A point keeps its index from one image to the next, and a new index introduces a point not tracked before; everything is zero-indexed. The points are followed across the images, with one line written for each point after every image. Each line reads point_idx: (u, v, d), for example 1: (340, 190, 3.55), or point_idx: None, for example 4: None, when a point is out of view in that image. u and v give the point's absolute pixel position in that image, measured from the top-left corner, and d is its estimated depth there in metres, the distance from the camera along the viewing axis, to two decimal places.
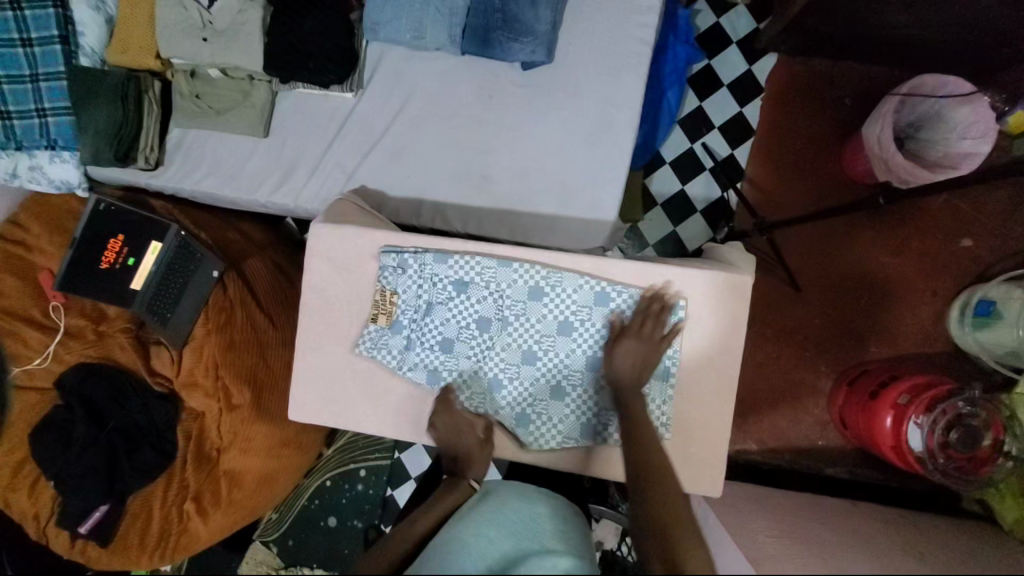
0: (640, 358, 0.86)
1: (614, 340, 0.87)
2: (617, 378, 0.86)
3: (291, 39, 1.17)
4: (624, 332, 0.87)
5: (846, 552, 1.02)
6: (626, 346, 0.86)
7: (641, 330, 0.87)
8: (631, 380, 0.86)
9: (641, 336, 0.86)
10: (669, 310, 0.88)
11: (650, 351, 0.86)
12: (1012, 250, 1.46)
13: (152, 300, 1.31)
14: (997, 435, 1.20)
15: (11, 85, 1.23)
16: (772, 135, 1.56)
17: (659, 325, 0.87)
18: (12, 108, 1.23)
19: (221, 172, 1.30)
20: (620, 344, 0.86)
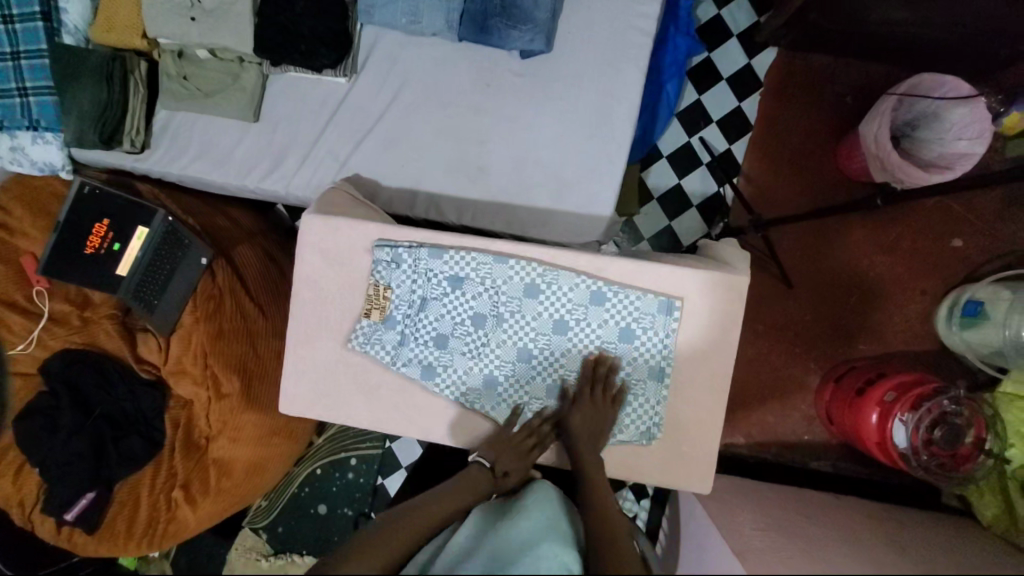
0: (595, 421, 0.87)
1: (567, 406, 0.88)
2: (574, 443, 0.87)
3: (283, 20, 1.13)
4: (573, 403, 0.88)
5: (829, 547, 1.04)
6: (580, 413, 0.87)
7: (593, 398, 0.88)
8: (589, 443, 0.87)
9: (594, 401, 0.87)
10: (616, 372, 0.89)
11: (604, 413, 0.87)
12: (1000, 251, 1.48)
13: (137, 288, 1.30)
14: (979, 433, 1.23)
15: None
16: (769, 131, 1.55)
17: (608, 390, 0.88)
18: None
19: (210, 158, 1.27)
20: (572, 413, 0.87)
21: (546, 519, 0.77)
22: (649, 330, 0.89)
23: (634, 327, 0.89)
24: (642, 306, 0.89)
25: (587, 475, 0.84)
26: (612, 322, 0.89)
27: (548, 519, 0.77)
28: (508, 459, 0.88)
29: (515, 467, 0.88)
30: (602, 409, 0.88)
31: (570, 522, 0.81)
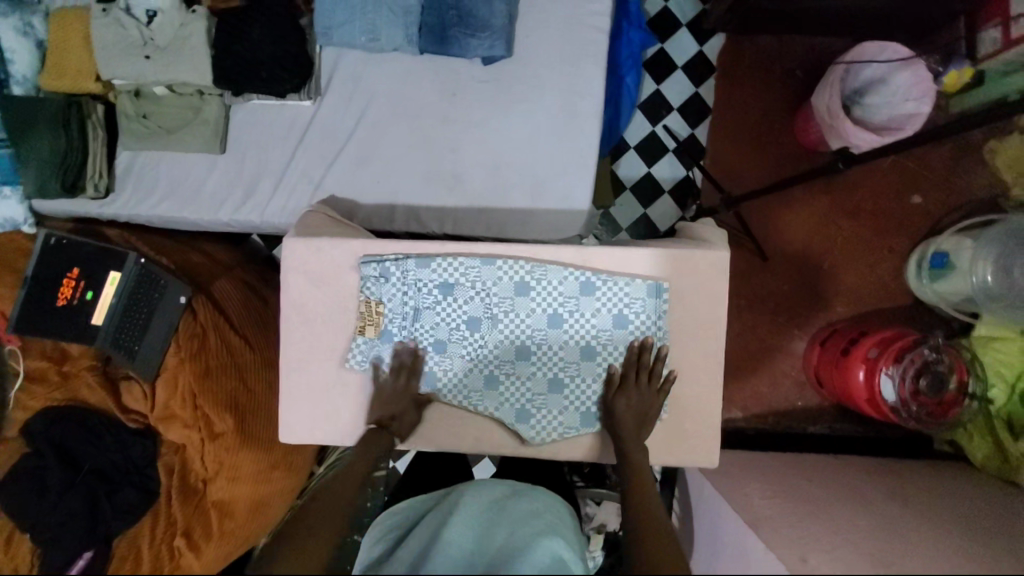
0: (640, 407, 0.89)
1: (613, 393, 0.89)
2: (620, 425, 0.88)
3: (241, 50, 1.12)
4: (619, 389, 0.89)
5: (836, 507, 1.06)
6: (624, 399, 0.89)
7: (639, 385, 0.89)
8: (632, 428, 0.89)
9: (640, 387, 0.89)
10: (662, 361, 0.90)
11: (648, 400, 0.89)
12: (956, 204, 1.55)
13: (116, 335, 1.26)
14: (961, 377, 1.29)
15: None
16: (728, 113, 1.60)
17: (655, 376, 0.90)
18: None
19: (179, 194, 1.25)
20: (618, 398, 0.89)
21: (544, 521, 0.84)
22: (642, 316, 0.90)
23: (627, 313, 0.91)
24: (631, 292, 0.90)
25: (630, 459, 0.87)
26: (605, 310, 0.91)
27: (546, 521, 0.84)
28: (385, 405, 0.92)
29: (391, 411, 0.92)
30: (641, 398, 0.89)
31: (566, 523, 0.88)
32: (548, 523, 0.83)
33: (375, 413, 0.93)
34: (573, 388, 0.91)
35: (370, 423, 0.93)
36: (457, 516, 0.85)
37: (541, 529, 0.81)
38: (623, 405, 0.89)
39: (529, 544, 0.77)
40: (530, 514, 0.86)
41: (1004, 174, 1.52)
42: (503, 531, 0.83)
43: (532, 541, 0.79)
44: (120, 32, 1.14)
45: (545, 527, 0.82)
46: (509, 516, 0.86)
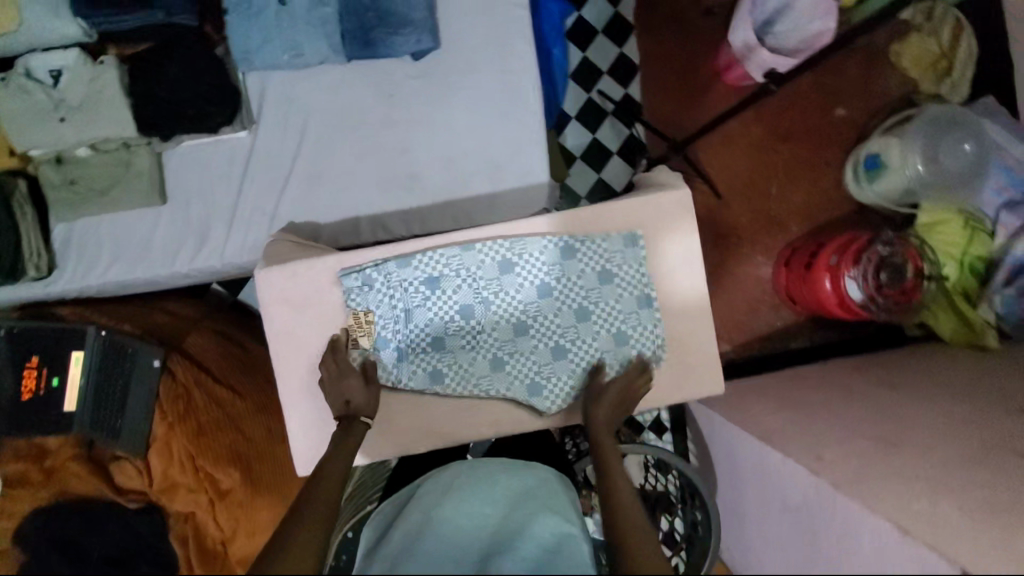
0: (621, 398, 0.90)
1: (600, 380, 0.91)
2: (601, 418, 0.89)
3: (160, 93, 1.09)
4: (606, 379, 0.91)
5: (836, 406, 1.13)
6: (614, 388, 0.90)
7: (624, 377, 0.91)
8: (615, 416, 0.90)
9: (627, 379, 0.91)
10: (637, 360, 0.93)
11: (630, 390, 0.91)
12: (876, 108, 1.65)
13: (92, 419, 1.20)
14: (917, 265, 1.39)
15: None
16: (655, 65, 1.65)
17: (638, 367, 0.92)
18: None
19: (128, 255, 1.19)
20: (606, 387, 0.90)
21: (537, 501, 0.85)
22: (625, 267, 0.93)
23: (611, 268, 0.93)
24: (610, 246, 0.93)
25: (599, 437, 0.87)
26: (590, 270, 0.93)
27: (539, 499, 0.85)
28: (356, 390, 0.90)
29: (358, 395, 0.90)
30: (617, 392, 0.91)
31: (560, 496, 0.89)
32: (543, 501, 0.85)
33: (331, 404, 0.90)
34: (576, 352, 0.93)
35: (335, 418, 0.91)
36: (452, 497, 0.85)
37: (537, 509, 0.82)
38: (597, 407, 0.89)
39: (526, 525, 0.78)
40: (524, 495, 0.87)
41: (913, 71, 1.63)
42: (497, 512, 0.83)
43: (528, 521, 0.79)
44: (25, 99, 1.08)
45: (539, 506, 0.83)
46: (503, 496, 0.87)
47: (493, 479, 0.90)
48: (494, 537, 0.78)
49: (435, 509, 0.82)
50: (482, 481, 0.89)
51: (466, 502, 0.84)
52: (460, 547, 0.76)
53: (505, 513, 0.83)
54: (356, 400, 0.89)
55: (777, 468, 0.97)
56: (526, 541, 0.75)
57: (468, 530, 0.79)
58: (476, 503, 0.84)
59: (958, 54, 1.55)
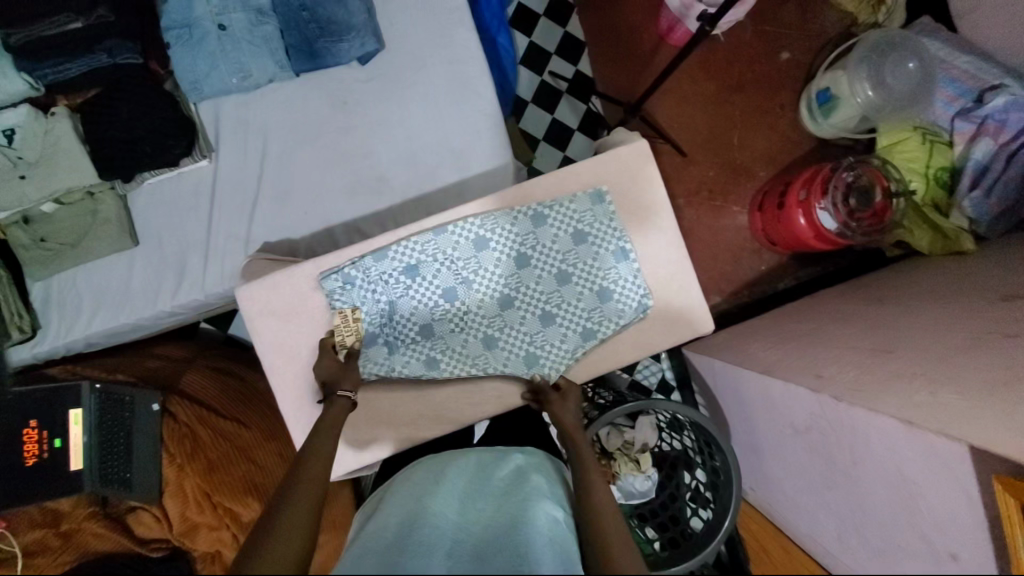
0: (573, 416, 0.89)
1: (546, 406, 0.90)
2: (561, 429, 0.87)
3: (115, 134, 1.09)
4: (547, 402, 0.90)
5: (829, 330, 1.15)
6: (559, 409, 0.89)
7: (559, 399, 0.90)
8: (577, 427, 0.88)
9: (563, 401, 0.90)
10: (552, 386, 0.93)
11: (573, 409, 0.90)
12: (819, 45, 1.69)
13: (102, 473, 1.18)
14: (883, 185, 1.41)
15: None
16: (600, 38, 1.68)
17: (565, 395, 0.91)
18: None
19: (109, 303, 1.18)
20: (552, 406, 0.90)
21: (525, 488, 0.83)
22: (597, 225, 0.94)
23: (583, 228, 0.94)
24: (579, 207, 0.94)
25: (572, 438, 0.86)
26: (563, 233, 0.94)
27: (531, 487, 0.84)
28: (323, 366, 0.89)
29: (330, 372, 0.89)
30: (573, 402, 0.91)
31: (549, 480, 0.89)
32: (536, 489, 0.83)
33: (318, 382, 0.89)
34: (564, 316, 0.93)
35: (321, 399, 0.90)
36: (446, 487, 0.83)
37: (532, 494, 0.81)
38: (560, 409, 0.89)
39: (521, 513, 0.77)
40: (516, 483, 0.85)
41: (848, 6, 1.67)
42: (489, 504, 0.82)
43: (521, 509, 0.78)
44: None
45: (532, 493, 0.82)
46: (492, 489, 0.85)
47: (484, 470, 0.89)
48: (488, 526, 0.76)
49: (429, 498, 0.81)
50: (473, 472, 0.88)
51: (460, 494, 0.83)
52: (455, 535, 0.74)
53: (498, 503, 0.81)
54: (330, 377, 0.89)
55: (780, 396, 1.00)
56: (523, 527, 0.74)
57: (456, 522, 0.77)
58: (461, 496, 0.83)
59: None
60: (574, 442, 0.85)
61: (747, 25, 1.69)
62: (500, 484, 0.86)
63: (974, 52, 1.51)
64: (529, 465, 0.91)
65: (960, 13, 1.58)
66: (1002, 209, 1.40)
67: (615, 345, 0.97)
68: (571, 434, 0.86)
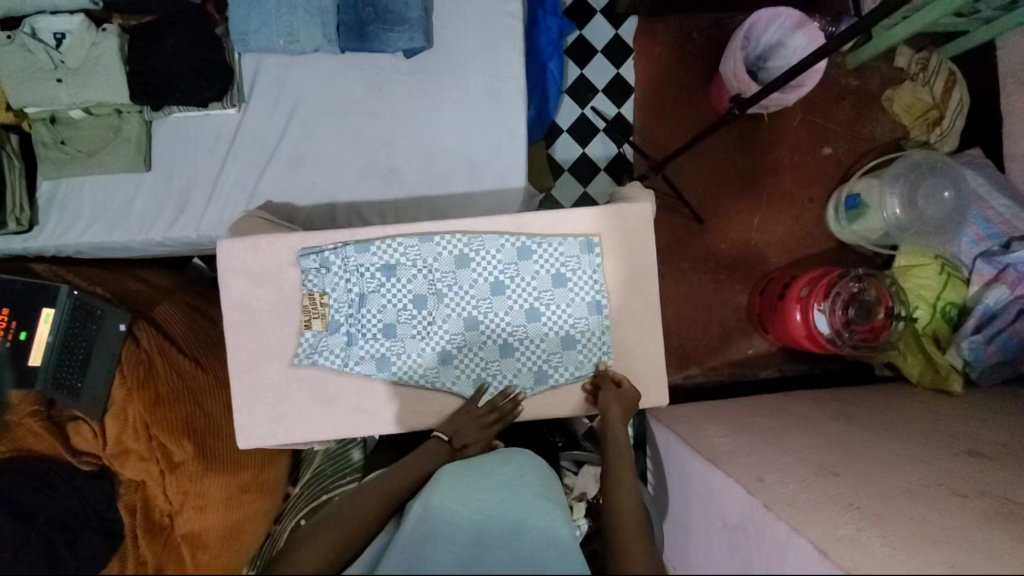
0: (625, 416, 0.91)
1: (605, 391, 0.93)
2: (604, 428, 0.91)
3: (156, 64, 1.12)
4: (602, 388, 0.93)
5: (794, 434, 1.13)
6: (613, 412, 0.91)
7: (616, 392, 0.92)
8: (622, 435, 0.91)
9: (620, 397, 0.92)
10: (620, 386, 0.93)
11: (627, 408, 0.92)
12: (864, 150, 1.68)
13: (55, 377, 1.14)
14: (886, 306, 1.38)
15: None
16: (649, 89, 1.69)
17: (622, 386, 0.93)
18: None
19: (108, 218, 1.21)
20: (613, 408, 0.91)
21: (530, 490, 0.82)
22: (580, 272, 0.94)
23: (564, 271, 0.94)
24: (566, 250, 0.94)
25: (611, 443, 0.90)
26: (543, 271, 0.94)
27: (532, 487, 0.83)
28: (468, 432, 0.92)
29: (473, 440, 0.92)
30: (627, 398, 0.92)
31: (554, 483, 0.89)
32: (537, 493, 0.82)
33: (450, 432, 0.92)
34: (523, 352, 0.94)
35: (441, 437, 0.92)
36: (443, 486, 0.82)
37: (532, 500, 0.80)
38: (609, 404, 0.91)
39: (524, 517, 0.76)
40: (515, 480, 0.85)
41: (903, 119, 1.65)
42: (492, 498, 0.80)
43: (523, 512, 0.78)
44: (28, 58, 1.13)
45: (534, 496, 0.81)
46: (493, 485, 0.83)
47: (486, 469, 0.87)
48: (488, 523, 0.75)
49: (425, 500, 0.80)
50: (471, 472, 0.86)
51: (457, 491, 0.81)
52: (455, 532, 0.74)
53: (499, 499, 0.80)
54: (465, 434, 0.92)
55: (719, 489, 0.96)
56: (529, 535, 0.73)
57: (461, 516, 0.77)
58: (464, 491, 0.82)
59: (949, 108, 1.59)
60: (610, 433, 0.90)
61: (797, 112, 1.68)
62: (501, 480, 0.84)
63: (1015, 197, 1.49)
64: (534, 467, 0.89)
65: (1013, 155, 1.56)
66: (998, 360, 1.39)
67: (565, 393, 0.96)
68: (609, 429, 0.90)
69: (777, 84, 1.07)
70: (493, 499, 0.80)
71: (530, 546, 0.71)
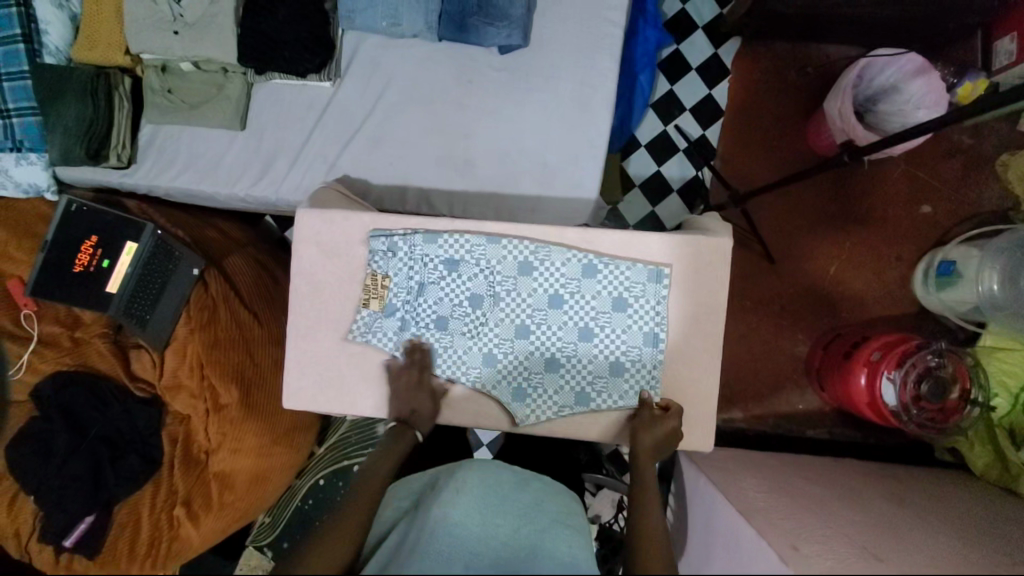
0: (658, 445, 0.88)
1: (635, 426, 0.90)
2: (636, 453, 0.88)
3: (264, 28, 1.17)
4: (636, 422, 0.90)
5: (837, 506, 1.06)
6: (644, 440, 0.88)
7: (650, 422, 0.89)
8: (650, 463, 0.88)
9: (651, 427, 0.89)
10: (672, 417, 0.89)
11: (665, 434, 0.89)
12: (966, 214, 1.55)
13: (128, 303, 1.24)
14: (963, 387, 1.28)
15: (12, 82, 1.22)
16: (741, 115, 1.61)
17: (669, 414, 0.90)
18: (12, 107, 1.22)
19: (197, 168, 1.28)
20: (642, 435, 0.89)
21: (547, 518, 0.84)
22: (642, 300, 0.92)
23: (626, 297, 0.92)
24: (632, 276, 0.92)
25: (642, 475, 0.87)
26: (605, 293, 0.92)
27: (550, 516, 0.85)
28: (413, 399, 0.93)
29: (421, 404, 0.93)
30: (669, 427, 0.89)
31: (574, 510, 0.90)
32: (554, 520, 0.84)
33: (398, 409, 0.94)
34: (569, 370, 0.93)
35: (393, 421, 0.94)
36: (464, 496, 0.84)
37: (550, 529, 0.82)
38: (643, 433, 0.89)
39: (541, 543, 0.79)
40: (532, 506, 0.86)
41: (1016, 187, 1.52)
42: (509, 523, 0.82)
43: (538, 540, 0.80)
44: (150, 8, 1.19)
45: (552, 523, 0.83)
46: (513, 506, 0.85)
47: (507, 486, 0.89)
48: (504, 548, 0.78)
49: (444, 508, 0.81)
50: (487, 488, 0.88)
51: (480, 505, 0.84)
52: (472, 555, 0.76)
53: (517, 525, 0.82)
54: (416, 401, 0.93)
55: (746, 548, 0.91)
56: (547, 558, 0.76)
57: (477, 534, 0.80)
58: (483, 504, 0.84)
59: None
60: (640, 468, 0.87)
61: (899, 163, 1.57)
62: (523, 504, 0.86)
63: None
64: (548, 491, 0.91)
65: None
66: None
67: (606, 418, 0.94)
68: (640, 459, 0.88)
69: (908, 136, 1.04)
70: (508, 525, 0.82)
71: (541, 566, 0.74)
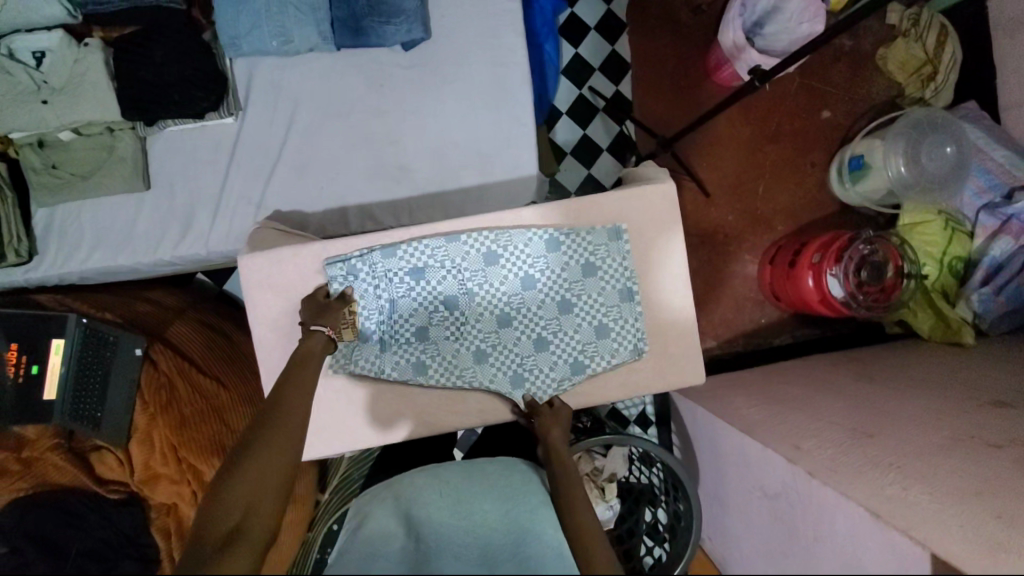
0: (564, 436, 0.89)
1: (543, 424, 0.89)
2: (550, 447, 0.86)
3: (144, 75, 1.08)
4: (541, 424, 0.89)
5: (819, 399, 1.15)
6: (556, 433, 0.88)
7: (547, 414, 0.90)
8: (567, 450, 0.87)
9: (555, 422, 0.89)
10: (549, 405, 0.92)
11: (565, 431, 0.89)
12: (861, 110, 1.68)
13: (72, 408, 1.13)
14: (896, 263, 1.41)
15: None
16: (647, 63, 1.66)
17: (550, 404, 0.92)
18: None
19: (109, 241, 1.17)
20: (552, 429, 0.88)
21: (534, 498, 0.84)
22: (608, 261, 0.94)
23: (593, 261, 0.94)
24: (595, 239, 0.94)
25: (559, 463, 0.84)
26: (574, 263, 0.94)
27: (535, 499, 0.84)
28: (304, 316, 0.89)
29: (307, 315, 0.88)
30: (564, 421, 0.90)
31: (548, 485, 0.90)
32: (541, 501, 0.84)
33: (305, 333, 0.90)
34: (559, 345, 0.94)
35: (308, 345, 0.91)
36: (448, 494, 0.82)
37: (538, 508, 0.82)
38: (548, 428, 0.88)
39: (527, 525, 0.77)
40: (519, 488, 0.85)
41: (897, 75, 1.65)
42: (496, 508, 0.81)
43: (527, 522, 0.78)
44: (8, 81, 1.07)
45: (539, 504, 0.83)
46: (497, 494, 0.84)
47: (491, 477, 0.88)
48: (496, 534, 0.76)
49: (431, 513, 0.79)
50: (478, 478, 0.87)
51: (468, 501, 0.82)
52: (460, 545, 0.73)
53: (504, 509, 0.81)
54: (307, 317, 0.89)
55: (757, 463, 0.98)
56: (537, 539, 0.75)
57: (466, 527, 0.77)
58: (469, 497, 0.82)
59: (942, 61, 1.57)
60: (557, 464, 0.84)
61: (794, 77, 1.67)
62: (507, 489, 0.85)
63: (1012, 146, 1.51)
64: (528, 473, 0.91)
65: (1009, 105, 1.58)
66: (1007, 309, 1.41)
67: (603, 380, 0.96)
68: (555, 455, 0.85)
69: (805, 50, 1.10)
70: (497, 509, 0.81)
71: (534, 551, 0.72)
